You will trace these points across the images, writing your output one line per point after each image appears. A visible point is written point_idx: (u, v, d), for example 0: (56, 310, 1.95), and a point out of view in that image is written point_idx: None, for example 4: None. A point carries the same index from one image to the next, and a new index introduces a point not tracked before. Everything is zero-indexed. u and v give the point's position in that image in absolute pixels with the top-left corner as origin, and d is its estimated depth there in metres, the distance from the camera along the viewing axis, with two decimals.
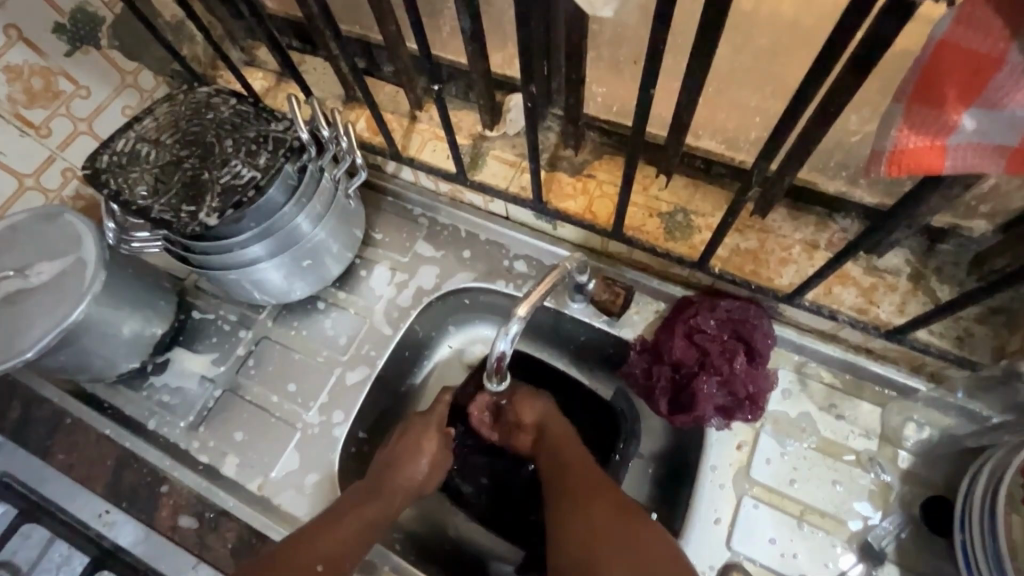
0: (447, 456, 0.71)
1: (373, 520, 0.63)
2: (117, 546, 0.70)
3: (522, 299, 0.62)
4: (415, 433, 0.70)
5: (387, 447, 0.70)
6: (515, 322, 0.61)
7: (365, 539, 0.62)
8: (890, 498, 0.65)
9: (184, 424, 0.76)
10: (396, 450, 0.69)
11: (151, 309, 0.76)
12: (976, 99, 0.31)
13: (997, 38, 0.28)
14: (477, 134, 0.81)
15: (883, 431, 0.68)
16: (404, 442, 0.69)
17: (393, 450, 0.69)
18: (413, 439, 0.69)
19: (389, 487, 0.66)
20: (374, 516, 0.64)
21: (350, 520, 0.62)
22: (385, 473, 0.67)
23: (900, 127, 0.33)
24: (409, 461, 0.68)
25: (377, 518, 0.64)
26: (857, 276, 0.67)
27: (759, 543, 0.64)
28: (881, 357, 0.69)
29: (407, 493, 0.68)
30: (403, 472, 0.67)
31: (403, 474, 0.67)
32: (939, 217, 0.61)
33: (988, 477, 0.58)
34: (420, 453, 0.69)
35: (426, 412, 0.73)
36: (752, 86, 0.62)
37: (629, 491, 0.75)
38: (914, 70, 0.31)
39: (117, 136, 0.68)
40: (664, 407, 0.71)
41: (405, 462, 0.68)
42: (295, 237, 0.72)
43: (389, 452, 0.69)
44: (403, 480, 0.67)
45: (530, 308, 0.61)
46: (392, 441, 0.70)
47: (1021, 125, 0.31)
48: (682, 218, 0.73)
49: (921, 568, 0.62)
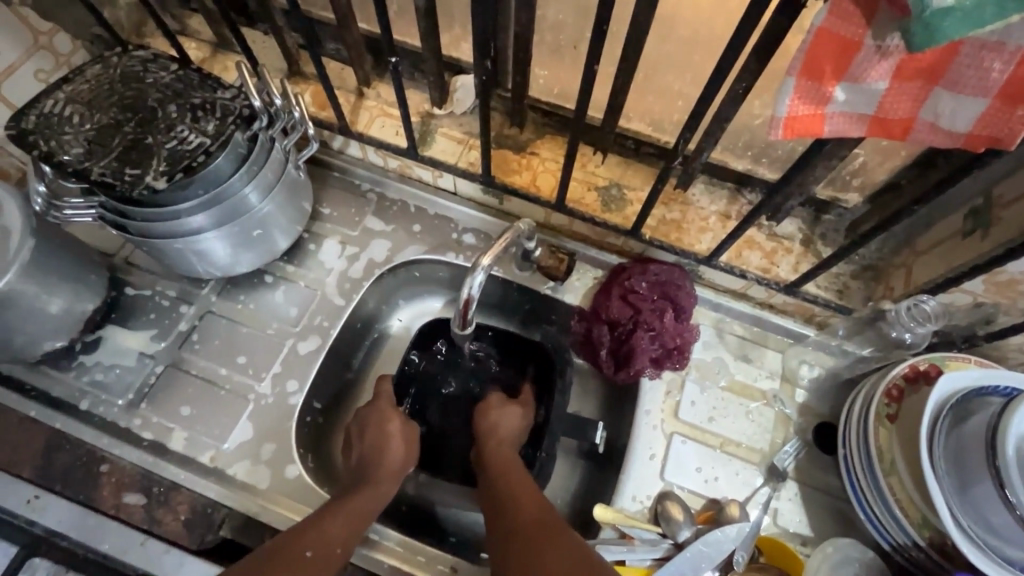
0: (416, 429, 0.75)
1: (364, 508, 0.65)
2: (49, 530, 0.66)
3: (485, 251, 0.68)
4: (377, 421, 0.73)
5: (357, 448, 0.72)
6: (480, 270, 0.67)
7: (357, 527, 0.63)
8: (789, 428, 0.77)
9: (122, 403, 0.73)
10: (366, 445, 0.71)
11: (82, 284, 0.72)
12: (845, 75, 0.40)
13: (859, 27, 0.37)
14: (425, 112, 0.85)
15: (784, 372, 0.80)
16: (370, 431, 0.72)
17: (366, 447, 0.71)
18: (379, 431, 0.72)
19: (372, 477, 0.68)
20: (366, 504, 0.65)
21: (342, 511, 0.63)
22: (370, 464, 0.70)
23: (793, 97, 0.41)
24: (383, 447, 0.71)
25: (368, 506, 0.65)
26: (761, 241, 0.79)
27: (688, 472, 0.74)
28: (781, 312, 0.81)
29: (395, 474, 0.70)
30: (385, 459, 0.70)
31: (383, 464, 0.70)
32: (823, 189, 0.74)
33: (862, 400, 0.70)
34: (390, 441, 0.72)
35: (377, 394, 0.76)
36: (675, 73, 0.71)
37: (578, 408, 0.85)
38: (800, 53, 0.39)
39: (43, 97, 0.64)
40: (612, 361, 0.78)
41: (383, 449, 0.71)
42: (241, 208, 0.70)
43: (363, 450, 0.71)
44: (388, 465, 0.70)
45: (493, 258, 0.67)
46: (358, 442, 0.73)
47: (876, 97, 0.41)
48: (616, 191, 0.81)
49: (815, 482, 0.74)
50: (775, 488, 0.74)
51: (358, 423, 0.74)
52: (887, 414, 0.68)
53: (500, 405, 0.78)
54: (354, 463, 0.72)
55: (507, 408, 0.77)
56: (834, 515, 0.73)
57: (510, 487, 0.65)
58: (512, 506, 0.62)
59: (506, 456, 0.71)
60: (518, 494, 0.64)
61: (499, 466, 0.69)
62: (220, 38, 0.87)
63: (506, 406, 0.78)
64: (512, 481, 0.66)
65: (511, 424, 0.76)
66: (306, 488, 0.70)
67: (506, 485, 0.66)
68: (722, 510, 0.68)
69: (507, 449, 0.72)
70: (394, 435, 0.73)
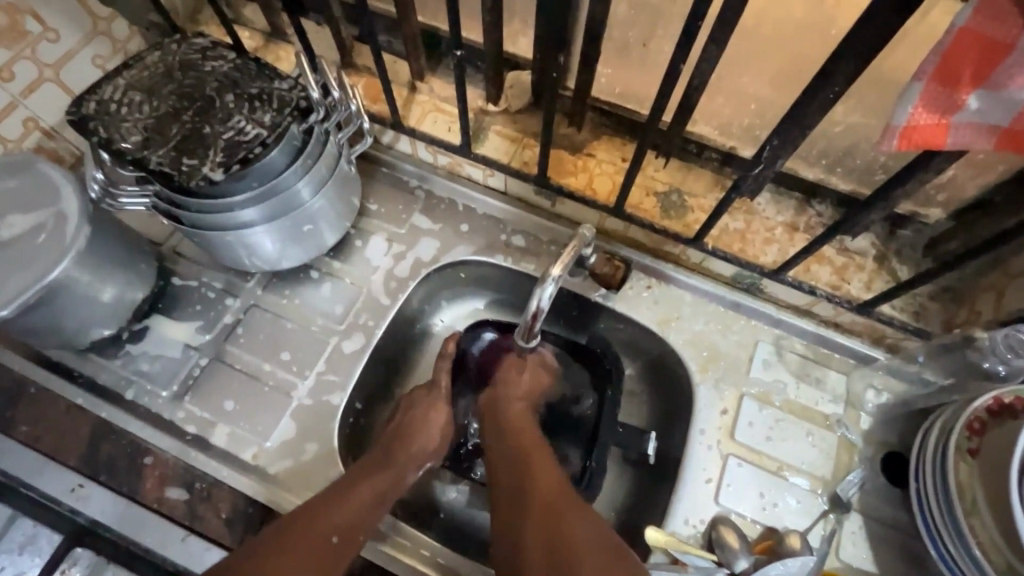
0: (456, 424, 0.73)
1: (385, 488, 0.63)
2: (92, 520, 0.65)
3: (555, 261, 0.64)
4: (425, 405, 0.71)
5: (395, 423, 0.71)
6: (550, 282, 0.63)
7: (377, 511, 0.61)
8: (854, 455, 0.72)
9: (167, 394, 0.72)
10: (404, 422, 0.70)
11: (133, 273, 0.71)
12: (986, 81, 0.36)
13: (1013, 29, 0.33)
14: (479, 109, 0.82)
15: (848, 396, 0.75)
16: (414, 413, 0.71)
17: (404, 423, 0.70)
18: (421, 412, 0.71)
19: (403, 459, 0.66)
20: (386, 486, 0.63)
21: (363, 489, 0.61)
22: (401, 443, 0.68)
23: (916, 105, 0.38)
24: (420, 431, 0.69)
25: (379, 497, 0.62)
26: (830, 256, 0.74)
27: (743, 497, 0.71)
28: (847, 332, 0.76)
29: (422, 460, 0.68)
30: (419, 440, 0.68)
31: (416, 446, 0.68)
32: (903, 204, 0.69)
33: (939, 432, 0.65)
34: (432, 428, 0.70)
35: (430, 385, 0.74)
36: (752, 75, 0.66)
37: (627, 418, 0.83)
38: (934, 56, 0.36)
39: (104, 83, 0.64)
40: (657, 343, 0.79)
41: (420, 431, 0.69)
42: (293, 202, 0.69)
43: (399, 426, 0.70)
44: (421, 447, 0.68)
45: (564, 270, 0.64)
46: (397, 417, 0.71)
47: (1017, 107, 0.37)
48: (677, 198, 0.77)
49: (881, 516, 0.70)
50: (837, 518, 0.70)
51: (401, 407, 0.72)
52: (967, 448, 0.62)
53: (429, 400, 0.72)
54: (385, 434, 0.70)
55: (434, 408, 0.71)
56: (899, 550, 0.68)
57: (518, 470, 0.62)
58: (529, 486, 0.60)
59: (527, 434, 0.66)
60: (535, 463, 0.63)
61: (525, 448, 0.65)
62: (274, 27, 0.86)
63: (434, 401, 0.72)
64: (524, 443, 0.66)
65: (436, 418, 0.71)
66: None
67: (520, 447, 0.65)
68: (782, 540, 0.65)
69: (416, 444, 0.68)
70: (434, 423, 0.71)
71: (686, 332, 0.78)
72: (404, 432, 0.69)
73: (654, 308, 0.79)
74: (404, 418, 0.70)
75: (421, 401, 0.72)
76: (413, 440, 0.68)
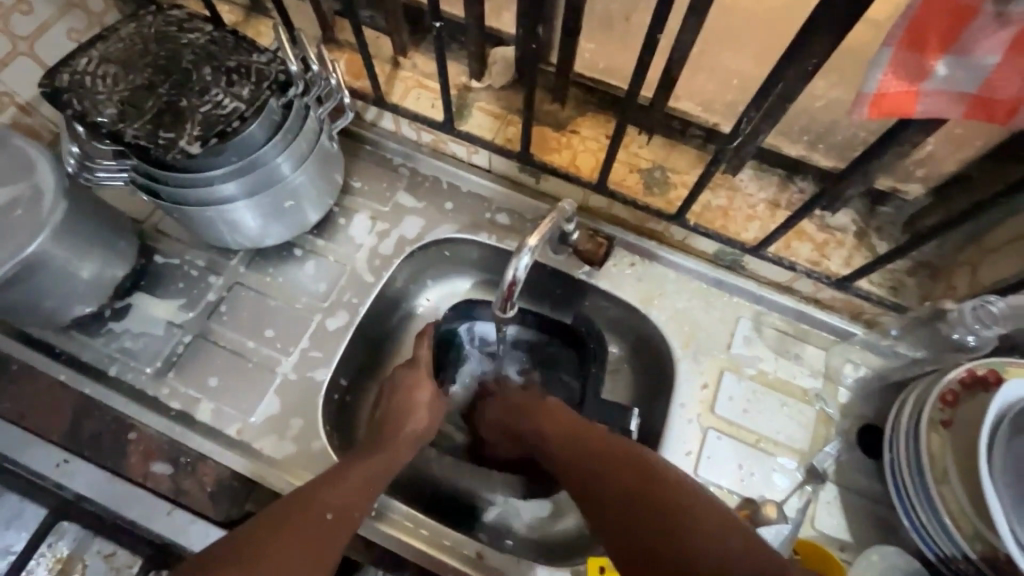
0: (443, 402, 0.74)
1: (379, 470, 0.63)
2: (77, 495, 0.66)
3: (532, 232, 0.64)
4: (407, 386, 0.71)
5: (382, 409, 0.71)
6: (526, 252, 0.64)
7: (371, 491, 0.61)
8: (831, 428, 0.74)
9: (151, 370, 0.72)
10: (391, 406, 0.70)
11: (113, 250, 0.71)
12: (953, 47, 0.36)
13: None
14: (462, 85, 0.81)
15: (826, 371, 0.76)
16: (400, 396, 0.71)
17: (390, 408, 0.70)
18: (406, 395, 0.71)
19: (395, 442, 0.66)
20: (379, 468, 0.63)
21: (357, 472, 0.61)
22: (389, 426, 0.68)
23: (886, 71, 0.38)
24: (407, 414, 0.69)
25: (372, 479, 0.62)
26: (811, 232, 0.75)
27: (722, 469, 0.72)
28: (827, 308, 0.77)
29: (413, 442, 0.68)
30: (409, 423, 0.69)
31: (407, 428, 0.68)
32: (882, 180, 0.69)
33: (913, 404, 0.66)
34: (418, 409, 0.70)
35: (413, 361, 0.74)
36: (733, 50, 0.66)
37: (611, 396, 0.83)
38: (904, 20, 0.36)
39: (77, 54, 0.63)
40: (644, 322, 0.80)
41: (408, 416, 0.69)
42: (273, 177, 0.68)
43: (387, 410, 0.70)
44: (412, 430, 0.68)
45: (540, 240, 0.64)
46: (384, 401, 0.71)
47: (984, 74, 0.37)
48: (660, 174, 0.77)
49: (856, 486, 0.71)
50: (813, 489, 0.71)
51: (387, 387, 0.73)
52: (940, 419, 0.63)
53: (413, 382, 0.72)
54: (375, 422, 0.70)
55: (418, 390, 0.71)
56: (872, 519, 0.70)
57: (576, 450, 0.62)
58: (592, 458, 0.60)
59: (571, 419, 0.66)
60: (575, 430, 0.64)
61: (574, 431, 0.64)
62: (253, 1, 0.84)
63: (419, 382, 0.72)
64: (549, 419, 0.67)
65: (422, 400, 0.71)
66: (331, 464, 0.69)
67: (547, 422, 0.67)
68: (758, 509, 0.66)
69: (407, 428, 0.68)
70: (420, 405, 0.71)
71: (669, 309, 0.79)
72: (393, 417, 0.69)
73: (637, 285, 0.80)
74: (391, 404, 0.70)
75: (406, 381, 0.72)
76: (399, 425, 0.68)
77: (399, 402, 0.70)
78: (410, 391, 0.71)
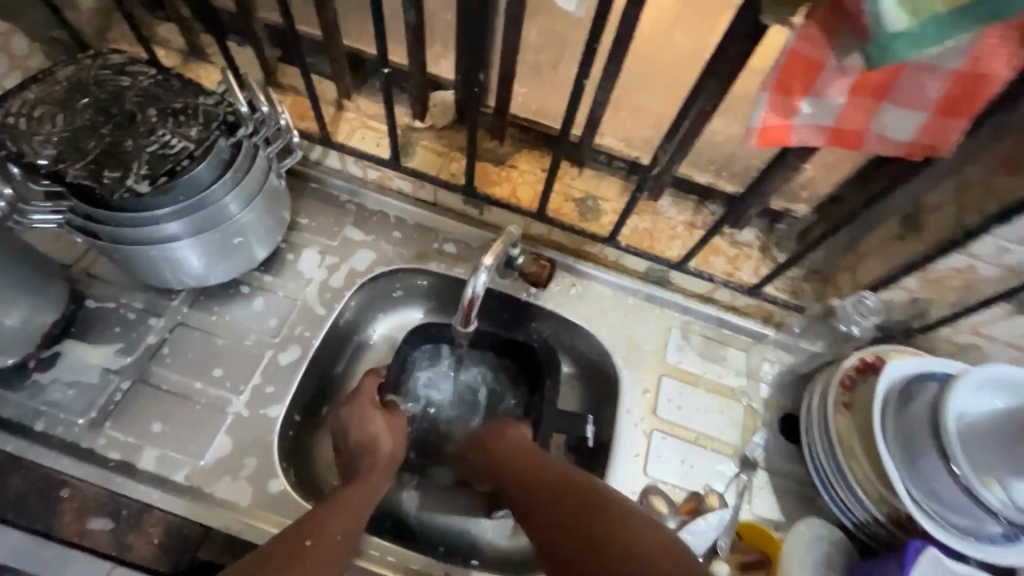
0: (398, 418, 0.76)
1: (359, 498, 0.65)
2: (1, 564, 0.60)
3: (487, 251, 0.70)
4: (359, 416, 0.73)
5: (344, 441, 0.73)
6: (482, 270, 0.69)
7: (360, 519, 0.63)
8: (757, 421, 0.83)
9: (84, 422, 0.68)
10: (351, 439, 0.72)
11: (42, 296, 0.68)
12: (812, 92, 0.46)
13: (825, 51, 0.42)
14: (406, 125, 0.86)
15: (749, 370, 0.85)
16: (355, 424, 0.73)
17: (354, 440, 0.72)
18: (363, 421, 0.73)
19: (366, 469, 0.69)
20: (359, 496, 0.65)
21: (335, 502, 0.63)
22: (358, 457, 0.70)
23: (765, 110, 0.47)
24: (370, 442, 0.71)
25: (359, 505, 0.64)
26: (724, 248, 0.85)
27: (668, 466, 0.78)
28: (743, 314, 0.87)
29: (387, 467, 0.71)
30: (373, 452, 0.70)
31: (371, 456, 0.70)
32: (776, 201, 0.81)
33: (821, 390, 0.77)
34: (378, 433, 0.72)
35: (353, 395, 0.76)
36: (647, 93, 0.76)
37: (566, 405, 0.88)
38: (774, 72, 0.45)
39: (11, 95, 0.62)
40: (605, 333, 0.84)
41: (371, 442, 0.71)
42: (221, 216, 0.69)
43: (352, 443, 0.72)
44: (381, 456, 0.71)
45: (495, 258, 0.69)
46: (345, 436, 0.73)
47: (836, 112, 0.47)
48: (592, 203, 0.86)
49: (783, 470, 0.80)
50: (747, 476, 0.79)
51: (341, 421, 0.74)
52: (842, 402, 0.75)
53: (363, 408, 0.74)
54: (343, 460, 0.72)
55: (369, 412, 0.74)
56: (799, 498, 0.78)
57: (527, 480, 0.68)
58: (529, 480, 0.68)
59: (517, 459, 0.71)
60: (524, 461, 0.70)
61: (559, 488, 0.65)
62: (193, 47, 0.86)
63: (370, 408, 0.74)
64: (512, 457, 0.72)
65: (376, 421, 0.73)
66: (291, 502, 0.67)
67: (511, 463, 0.71)
68: (703, 500, 0.73)
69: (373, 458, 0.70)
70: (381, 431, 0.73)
71: (610, 324, 0.86)
72: (356, 451, 0.71)
73: (579, 304, 0.87)
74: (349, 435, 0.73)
75: (349, 410, 0.74)
76: (363, 448, 0.71)
77: (349, 430, 0.73)
78: (364, 414, 0.74)
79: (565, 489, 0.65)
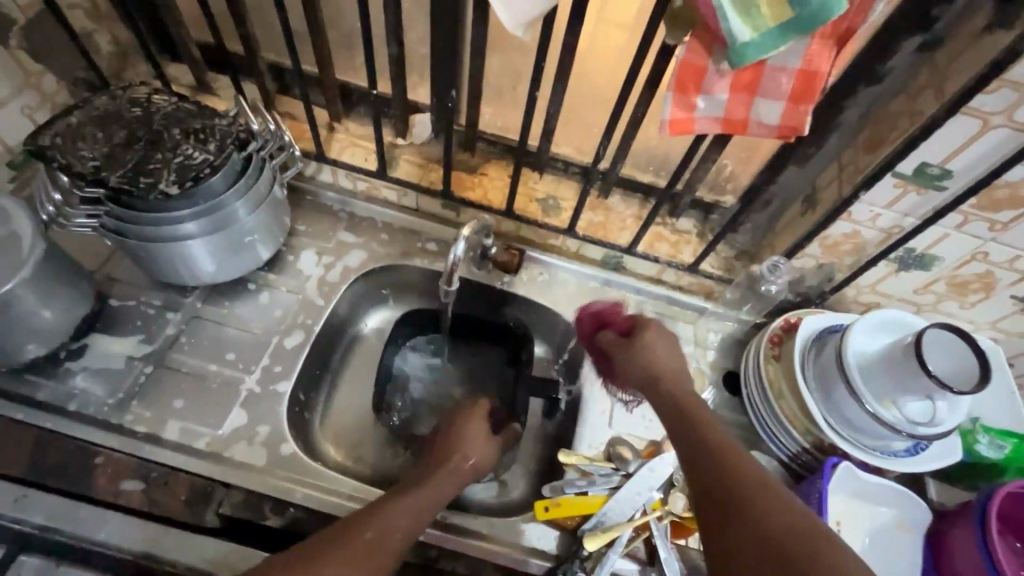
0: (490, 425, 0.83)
1: (421, 503, 0.68)
2: (43, 524, 0.68)
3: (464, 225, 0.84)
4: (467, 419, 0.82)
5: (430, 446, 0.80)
6: (460, 240, 0.81)
7: (417, 521, 0.66)
8: (705, 380, 0.95)
9: (112, 402, 0.77)
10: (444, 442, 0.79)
11: (76, 291, 0.77)
12: (704, 90, 0.61)
13: (706, 58, 0.59)
14: (389, 142, 1.00)
15: (696, 338, 0.99)
16: (463, 427, 0.81)
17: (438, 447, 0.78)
18: (469, 423, 0.82)
19: (439, 473, 0.73)
20: (420, 501, 0.68)
21: (401, 501, 0.66)
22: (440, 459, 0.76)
23: (672, 105, 0.62)
24: (455, 449, 0.78)
25: (425, 503, 0.68)
26: (667, 235, 1.00)
27: (632, 421, 0.90)
28: (687, 292, 1.02)
29: (463, 475, 0.75)
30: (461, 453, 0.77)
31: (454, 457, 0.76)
32: (705, 193, 0.97)
33: (754, 347, 0.90)
34: (474, 437, 0.80)
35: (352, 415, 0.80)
36: (592, 107, 0.92)
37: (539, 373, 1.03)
38: (673, 76, 0.61)
39: (57, 119, 0.73)
40: (627, 318, 0.86)
41: (449, 448, 0.77)
42: (234, 218, 0.80)
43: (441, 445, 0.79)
44: (460, 461, 0.76)
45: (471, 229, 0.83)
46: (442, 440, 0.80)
47: (725, 106, 0.62)
48: (553, 202, 1.00)
49: (729, 420, 0.92)
50: None
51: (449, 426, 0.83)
52: (772, 355, 0.88)
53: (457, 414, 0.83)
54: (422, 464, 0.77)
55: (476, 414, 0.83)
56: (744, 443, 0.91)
57: (679, 410, 0.66)
58: (678, 410, 0.66)
59: (666, 392, 0.69)
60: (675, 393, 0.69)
61: (702, 431, 0.62)
62: (201, 82, 0.99)
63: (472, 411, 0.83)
64: (665, 384, 0.71)
65: (475, 428, 0.81)
66: (302, 462, 0.78)
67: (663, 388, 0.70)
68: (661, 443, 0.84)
69: (449, 467, 0.74)
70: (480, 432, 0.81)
71: (574, 304, 0.99)
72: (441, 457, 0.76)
73: (547, 289, 1.00)
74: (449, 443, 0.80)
75: None
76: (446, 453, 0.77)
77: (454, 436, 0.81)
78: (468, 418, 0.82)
79: (707, 434, 0.62)
